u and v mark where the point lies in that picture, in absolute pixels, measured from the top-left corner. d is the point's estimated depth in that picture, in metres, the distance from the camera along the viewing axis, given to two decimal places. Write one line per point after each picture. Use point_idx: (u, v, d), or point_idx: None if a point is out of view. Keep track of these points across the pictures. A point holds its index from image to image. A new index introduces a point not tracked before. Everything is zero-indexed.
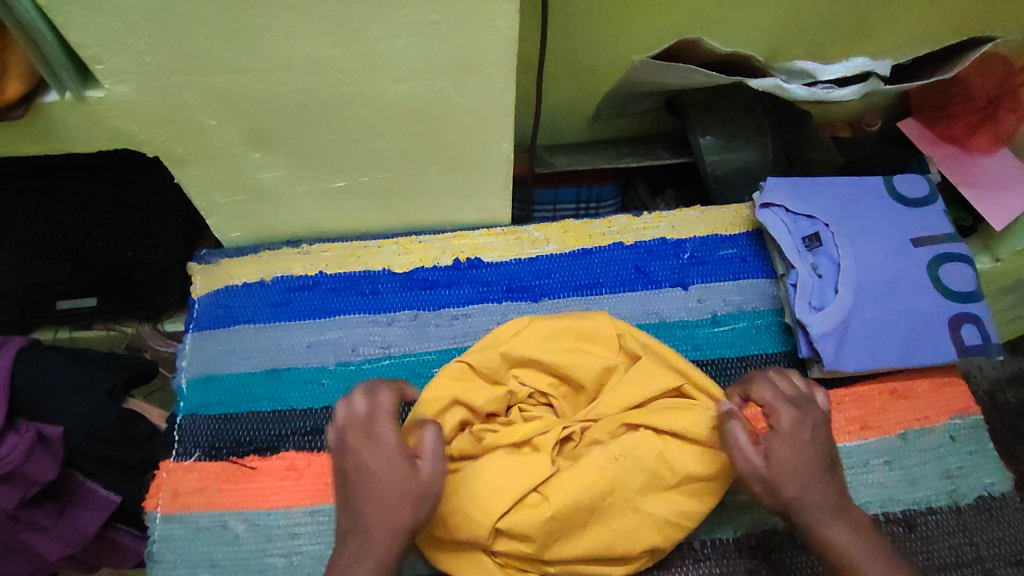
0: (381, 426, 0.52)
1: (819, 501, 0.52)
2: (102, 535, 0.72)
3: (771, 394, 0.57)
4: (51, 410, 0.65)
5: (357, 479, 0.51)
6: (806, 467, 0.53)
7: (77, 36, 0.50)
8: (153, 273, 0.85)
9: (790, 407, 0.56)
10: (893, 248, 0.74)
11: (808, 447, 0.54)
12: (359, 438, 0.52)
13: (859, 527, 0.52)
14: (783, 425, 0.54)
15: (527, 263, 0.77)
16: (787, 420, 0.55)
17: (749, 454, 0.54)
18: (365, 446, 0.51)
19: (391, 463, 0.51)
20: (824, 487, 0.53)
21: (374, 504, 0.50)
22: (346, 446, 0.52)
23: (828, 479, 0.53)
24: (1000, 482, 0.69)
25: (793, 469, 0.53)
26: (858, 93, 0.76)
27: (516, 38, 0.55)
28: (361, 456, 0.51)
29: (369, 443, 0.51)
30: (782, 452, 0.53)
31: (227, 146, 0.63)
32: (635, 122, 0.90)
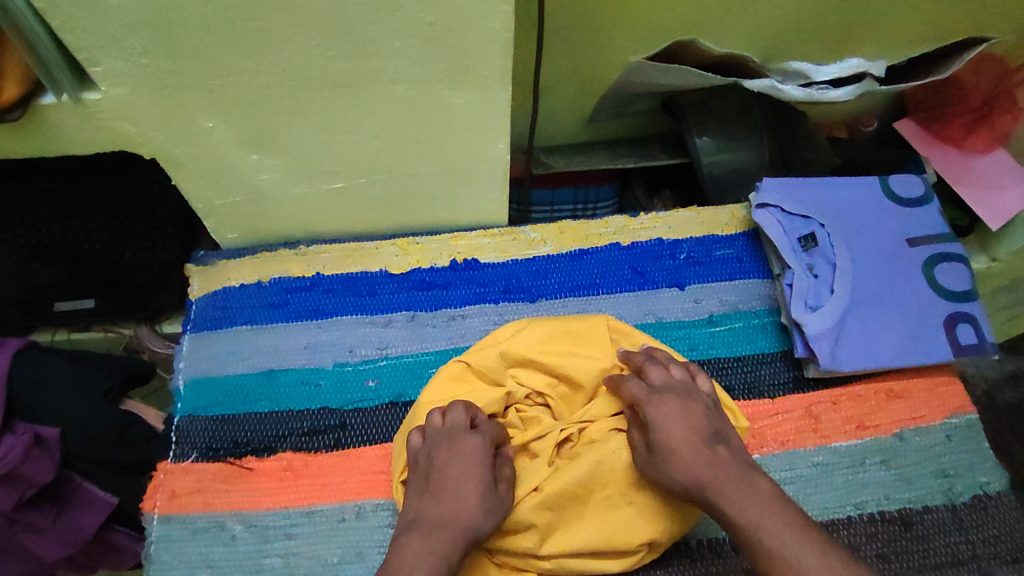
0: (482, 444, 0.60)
1: (712, 476, 0.55)
2: (100, 536, 0.72)
3: (636, 388, 0.60)
4: (48, 412, 0.65)
5: (451, 476, 0.58)
6: (687, 448, 0.57)
7: (75, 39, 0.51)
8: (151, 275, 0.85)
9: (656, 396, 0.59)
10: (888, 248, 0.74)
11: (682, 430, 0.57)
12: (464, 443, 0.60)
13: (760, 495, 0.54)
14: (651, 417, 0.58)
15: (524, 264, 0.77)
16: (657, 409, 0.58)
17: (641, 453, 0.58)
18: (468, 449, 0.59)
19: (485, 476, 0.58)
20: (709, 462, 0.56)
21: (460, 503, 0.57)
22: (451, 445, 0.59)
23: (712, 454, 0.56)
24: (996, 481, 0.69)
25: (675, 454, 0.56)
26: (852, 93, 0.77)
27: (512, 39, 0.56)
28: (460, 458, 0.59)
29: (471, 447, 0.59)
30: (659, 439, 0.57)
31: (224, 148, 0.63)
32: (633, 123, 0.90)
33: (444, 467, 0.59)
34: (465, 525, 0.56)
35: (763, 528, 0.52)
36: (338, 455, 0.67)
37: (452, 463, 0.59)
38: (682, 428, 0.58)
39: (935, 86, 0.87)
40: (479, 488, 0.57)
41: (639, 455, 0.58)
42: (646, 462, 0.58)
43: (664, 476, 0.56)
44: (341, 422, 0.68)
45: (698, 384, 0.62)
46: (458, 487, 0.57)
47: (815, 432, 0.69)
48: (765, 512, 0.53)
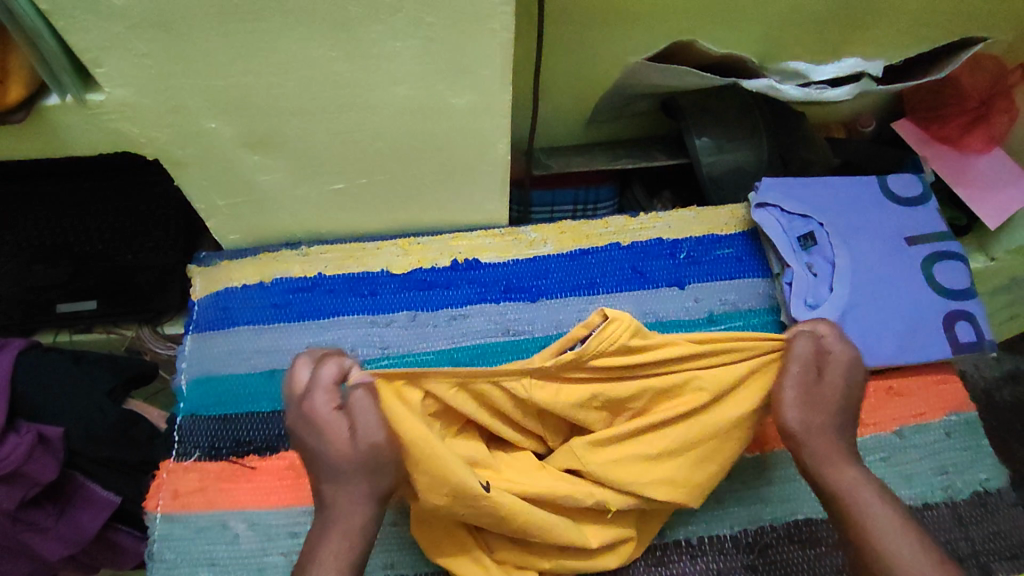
0: (315, 402, 0.52)
1: (842, 440, 0.57)
2: (102, 536, 0.72)
3: (830, 331, 0.62)
4: (50, 412, 0.65)
5: (312, 451, 0.52)
6: (842, 402, 0.59)
7: (79, 41, 0.51)
8: (153, 276, 0.85)
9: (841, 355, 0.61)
10: (885, 247, 0.75)
11: (846, 381, 0.59)
12: (299, 417, 0.52)
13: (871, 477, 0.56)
14: (837, 359, 0.60)
15: (525, 263, 0.77)
16: (842, 357, 0.60)
17: (797, 369, 0.59)
18: (313, 426, 0.52)
19: (334, 439, 0.51)
20: (849, 428, 0.59)
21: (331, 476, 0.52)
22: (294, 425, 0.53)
23: (852, 425, 0.59)
24: (995, 478, 0.69)
25: (830, 398, 0.58)
26: (852, 92, 0.77)
27: (512, 40, 0.56)
28: (307, 431, 0.52)
29: (311, 419, 0.52)
30: (830, 394, 0.59)
31: (227, 148, 0.64)
32: (632, 124, 0.91)
33: (303, 446, 0.53)
34: (349, 497, 0.51)
35: (864, 508, 0.53)
36: None
37: (306, 442, 0.52)
38: (849, 388, 0.59)
39: (934, 86, 0.87)
40: (338, 459, 0.51)
41: (795, 373, 0.59)
42: (798, 381, 0.58)
43: (813, 406, 0.58)
44: None
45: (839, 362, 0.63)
46: (318, 463, 0.52)
47: None
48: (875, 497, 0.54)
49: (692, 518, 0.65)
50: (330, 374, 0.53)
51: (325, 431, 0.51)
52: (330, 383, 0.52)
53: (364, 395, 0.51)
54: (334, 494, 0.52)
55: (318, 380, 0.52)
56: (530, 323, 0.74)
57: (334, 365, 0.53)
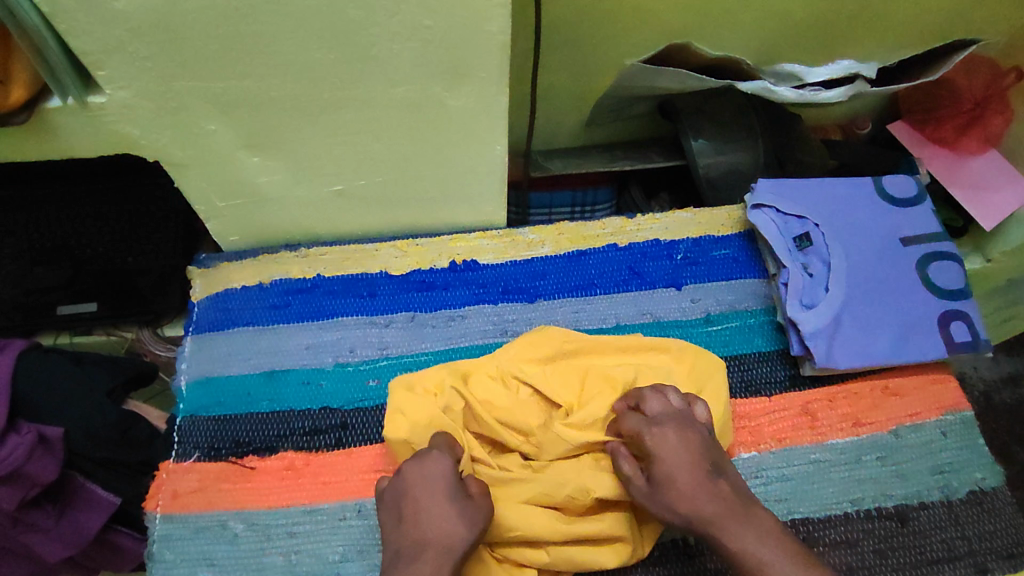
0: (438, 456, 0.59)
1: (714, 511, 0.55)
2: (102, 537, 0.73)
3: (634, 420, 0.60)
4: (50, 413, 0.65)
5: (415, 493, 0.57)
6: (685, 477, 0.56)
7: (80, 43, 0.51)
8: (153, 279, 0.86)
9: (654, 425, 0.59)
10: (881, 247, 0.75)
11: (678, 460, 0.57)
12: (413, 459, 0.59)
13: (757, 535, 0.54)
14: (650, 448, 0.58)
15: (523, 265, 0.78)
16: (654, 438, 0.58)
17: (637, 484, 0.58)
18: (426, 468, 0.58)
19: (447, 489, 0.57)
20: (711, 495, 0.55)
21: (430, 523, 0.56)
22: (406, 473, 0.59)
23: (714, 486, 0.56)
24: (991, 477, 0.69)
25: (675, 487, 0.56)
26: (845, 95, 0.78)
27: (509, 43, 0.57)
28: (421, 478, 0.58)
29: (423, 461, 0.59)
30: (661, 471, 0.57)
31: (226, 151, 0.64)
32: (629, 127, 0.92)
33: (407, 491, 0.58)
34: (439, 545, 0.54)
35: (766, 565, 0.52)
36: (339, 453, 0.67)
37: (410, 483, 0.58)
38: (683, 456, 0.57)
39: (928, 89, 0.88)
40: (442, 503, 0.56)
41: (638, 489, 0.58)
42: (644, 496, 0.58)
43: (667, 506, 0.56)
44: (342, 421, 0.69)
45: (698, 414, 0.61)
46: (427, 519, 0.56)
47: (812, 429, 0.70)
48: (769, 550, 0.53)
49: None
50: (440, 440, 0.61)
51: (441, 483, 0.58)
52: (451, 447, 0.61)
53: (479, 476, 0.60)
54: (424, 538, 0.55)
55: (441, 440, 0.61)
56: (527, 324, 0.75)
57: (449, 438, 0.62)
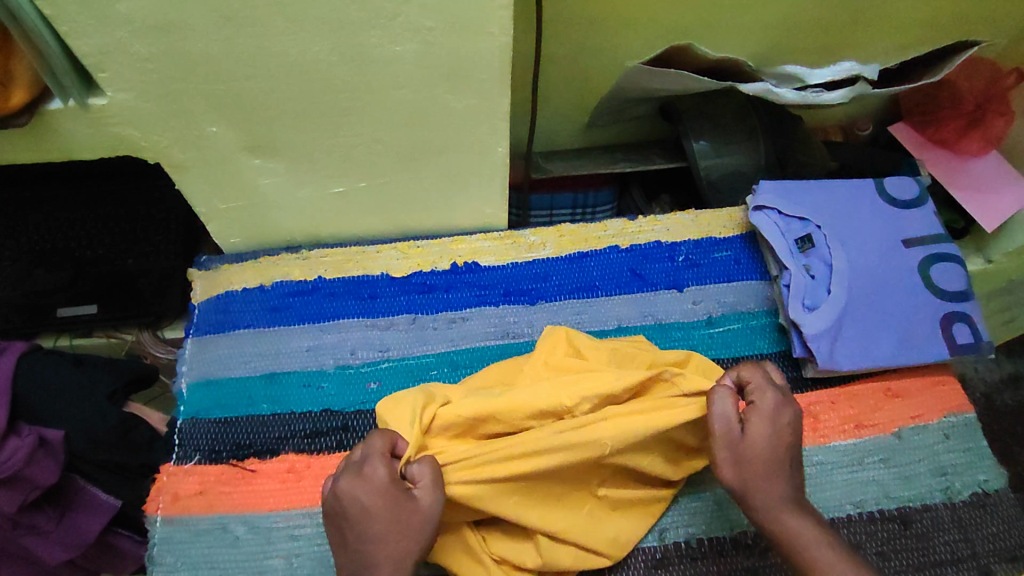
0: (369, 468, 0.53)
1: (782, 495, 0.55)
2: (102, 540, 0.73)
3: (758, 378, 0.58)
4: (50, 415, 0.65)
5: (351, 512, 0.52)
6: (780, 451, 0.56)
7: (81, 45, 0.51)
8: (153, 281, 0.86)
9: (776, 390, 0.58)
10: (884, 249, 0.75)
11: (784, 427, 0.57)
12: (347, 475, 0.53)
13: (819, 528, 0.54)
14: (760, 407, 0.57)
15: (524, 267, 0.78)
16: (772, 400, 0.57)
17: (726, 430, 0.56)
18: (360, 487, 0.52)
19: (383, 506, 0.52)
20: (791, 477, 0.56)
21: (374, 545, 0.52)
22: (340, 488, 0.53)
23: (793, 473, 0.57)
24: (994, 479, 0.69)
25: (765, 450, 0.55)
26: (847, 96, 0.77)
27: (510, 45, 0.56)
28: (356, 492, 0.52)
29: (357, 479, 0.53)
30: (760, 429, 0.56)
31: (227, 152, 0.64)
32: (630, 128, 0.92)
33: (343, 509, 0.53)
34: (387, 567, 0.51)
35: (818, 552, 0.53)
36: (340, 456, 0.67)
37: (346, 504, 0.52)
38: (786, 432, 0.57)
39: (929, 90, 0.88)
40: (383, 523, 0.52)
41: (731, 430, 0.56)
42: (726, 442, 0.56)
43: (754, 460, 0.55)
44: (343, 423, 0.69)
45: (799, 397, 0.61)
46: (370, 532, 0.52)
47: (814, 431, 0.69)
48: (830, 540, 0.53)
49: (692, 519, 0.65)
50: (380, 443, 0.54)
51: (375, 498, 0.52)
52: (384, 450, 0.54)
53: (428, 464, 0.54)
54: (371, 560, 0.52)
55: (374, 446, 0.53)
56: (528, 326, 0.75)
57: (381, 436, 0.54)
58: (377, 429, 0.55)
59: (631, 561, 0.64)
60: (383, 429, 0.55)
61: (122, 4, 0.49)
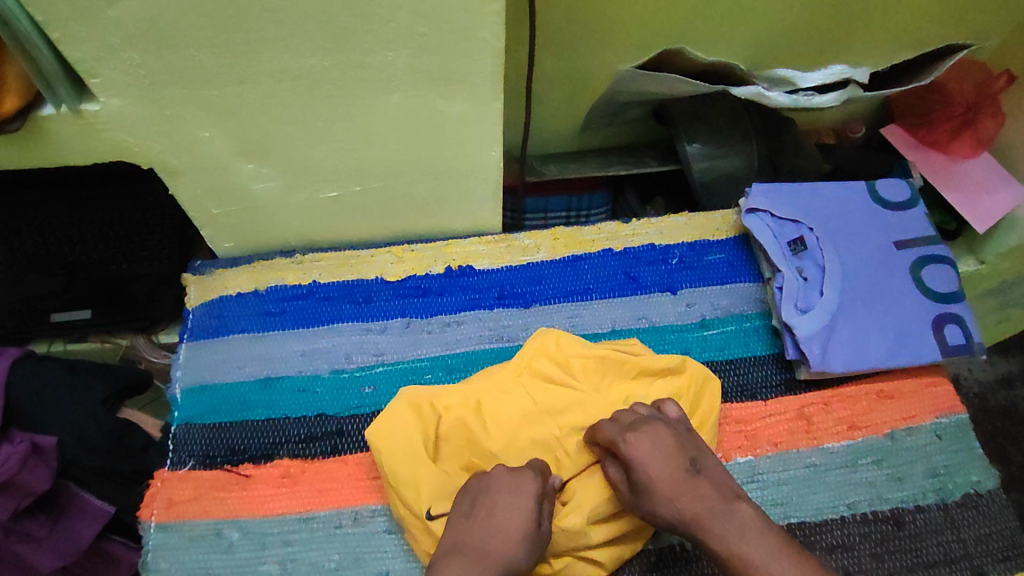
0: (528, 474, 0.60)
1: (693, 512, 0.56)
2: (96, 546, 0.73)
3: (609, 428, 0.61)
4: (44, 422, 0.65)
5: (491, 499, 0.58)
6: (659, 479, 0.57)
7: (74, 51, 0.51)
8: (147, 285, 0.87)
9: (626, 435, 0.59)
10: (877, 250, 0.75)
11: (651, 465, 0.57)
12: (505, 469, 0.60)
13: (735, 529, 0.54)
14: (626, 455, 0.58)
15: (517, 270, 0.78)
16: (630, 445, 0.58)
17: (622, 492, 0.60)
18: (513, 479, 0.59)
19: (527, 501, 0.58)
20: (691, 494, 0.56)
21: (496, 526, 0.56)
22: (493, 477, 0.60)
23: (693, 485, 0.57)
24: (986, 480, 0.69)
25: (655, 494, 0.57)
26: (840, 98, 0.78)
27: (503, 49, 0.57)
28: (504, 484, 0.59)
29: (513, 475, 0.60)
30: (639, 480, 0.58)
31: (220, 157, 0.64)
32: (625, 131, 0.92)
33: (486, 491, 0.59)
34: (499, 551, 0.55)
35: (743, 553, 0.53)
36: (335, 461, 0.67)
37: (492, 486, 0.59)
38: (662, 464, 0.57)
39: (920, 92, 0.89)
40: (516, 510, 0.57)
41: (625, 494, 0.59)
42: (631, 502, 0.59)
43: (651, 508, 0.57)
44: (338, 428, 0.69)
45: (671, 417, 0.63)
46: (500, 515, 0.57)
47: (808, 433, 0.70)
48: (750, 543, 0.53)
49: None
50: (538, 463, 0.62)
51: (523, 496, 0.58)
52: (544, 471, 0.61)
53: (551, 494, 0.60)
54: (485, 539, 0.56)
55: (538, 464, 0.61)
56: (522, 329, 0.75)
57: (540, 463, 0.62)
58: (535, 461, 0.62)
59: (629, 564, 0.64)
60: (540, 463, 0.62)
61: (114, 10, 0.49)
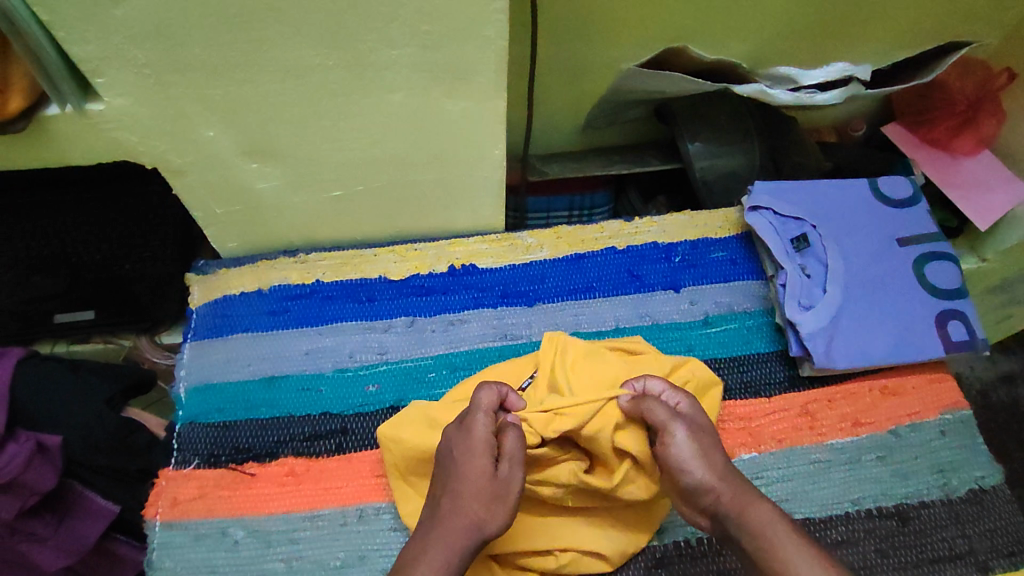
0: (474, 420, 0.55)
1: (732, 489, 0.53)
2: (101, 545, 0.73)
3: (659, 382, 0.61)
4: (50, 421, 0.65)
5: (445, 464, 0.56)
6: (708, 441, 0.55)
7: (79, 51, 0.52)
8: (150, 286, 0.88)
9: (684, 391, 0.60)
10: (879, 248, 0.75)
11: (701, 424, 0.57)
12: (454, 425, 0.57)
13: (773, 517, 0.52)
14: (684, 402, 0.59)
15: (521, 269, 0.78)
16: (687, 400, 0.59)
17: (670, 429, 0.54)
18: (461, 436, 0.55)
19: (478, 457, 0.53)
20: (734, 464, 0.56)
21: (455, 496, 0.53)
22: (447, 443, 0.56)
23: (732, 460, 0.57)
24: (990, 475, 0.69)
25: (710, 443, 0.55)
26: (840, 97, 0.79)
27: (507, 47, 0.57)
28: (452, 445, 0.55)
29: (461, 428, 0.56)
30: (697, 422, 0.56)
31: (225, 156, 0.64)
32: (627, 131, 0.92)
33: (444, 457, 0.56)
34: (461, 521, 0.52)
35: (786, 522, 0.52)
36: (340, 459, 0.67)
37: (446, 451, 0.56)
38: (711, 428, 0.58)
39: (920, 90, 0.90)
40: (466, 467, 0.54)
41: (678, 428, 0.54)
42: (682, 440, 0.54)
43: (707, 452, 0.54)
44: (342, 426, 0.69)
45: None
46: (452, 481, 0.54)
47: (811, 429, 0.70)
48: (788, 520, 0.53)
49: None
50: (488, 395, 0.57)
51: (475, 449, 0.54)
52: (490, 408, 0.56)
53: (514, 433, 0.55)
54: (444, 514, 0.53)
55: (480, 402, 0.56)
56: (526, 327, 0.75)
57: (491, 392, 0.57)
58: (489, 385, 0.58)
59: (632, 562, 0.63)
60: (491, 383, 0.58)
61: (119, 9, 0.49)
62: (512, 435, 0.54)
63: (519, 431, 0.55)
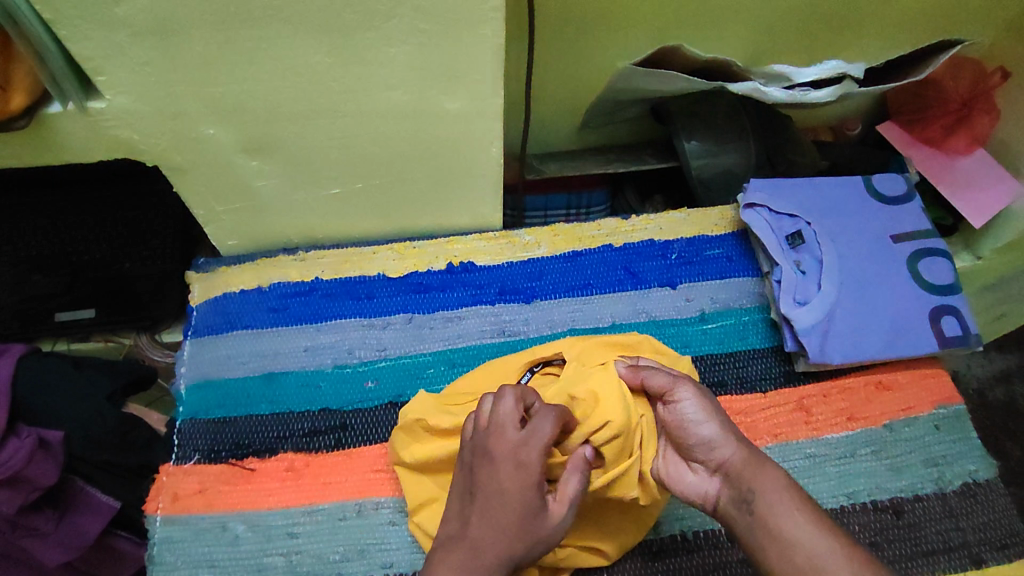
0: (535, 459, 0.51)
1: (736, 453, 0.54)
2: (101, 541, 0.73)
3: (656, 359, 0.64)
4: (51, 417, 0.66)
5: (488, 493, 0.51)
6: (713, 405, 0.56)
7: (81, 49, 0.52)
8: (152, 285, 0.88)
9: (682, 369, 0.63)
10: (874, 245, 0.76)
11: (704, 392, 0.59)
12: (506, 457, 0.51)
13: (781, 478, 0.52)
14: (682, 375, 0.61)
15: (518, 266, 0.79)
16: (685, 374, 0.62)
17: (676, 389, 0.57)
18: (516, 474, 0.51)
19: (539, 502, 0.51)
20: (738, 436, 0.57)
21: (496, 522, 0.51)
22: (492, 474, 0.51)
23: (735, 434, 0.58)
24: (984, 469, 0.70)
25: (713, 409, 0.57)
26: (833, 94, 0.79)
27: (503, 45, 0.58)
28: (503, 481, 0.51)
29: (516, 464, 0.51)
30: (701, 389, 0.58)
31: (225, 154, 0.65)
32: (625, 130, 0.93)
33: (485, 486, 0.52)
34: (505, 559, 0.50)
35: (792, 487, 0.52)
36: (339, 455, 0.68)
37: (491, 483, 0.51)
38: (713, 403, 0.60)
39: (915, 89, 0.90)
40: (521, 510, 0.50)
41: (684, 388, 0.57)
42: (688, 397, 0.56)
43: (712, 413, 0.56)
44: (342, 422, 0.69)
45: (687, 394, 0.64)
46: (499, 517, 0.51)
47: (807, 424, 0.70)
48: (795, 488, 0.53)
49: (691, 511, 0.66)
50: (548, 422, 0.52)
51: (535, 493, 0.51)
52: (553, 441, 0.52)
53: (576, 474, 0.53)
54: (483, 549, 0.50)
55: (546, 437, 0.51)
56: (524, 324, 0.76)
57: (551, 421, 0.52)
58: (549, 410, 0.53)
59: (629, 557, 0.64)
60: (556, 412, 0.53)
61: (121, 7, 0.50)
62: (577, 477, 0.53)
63: (583, 473, 0.53)
